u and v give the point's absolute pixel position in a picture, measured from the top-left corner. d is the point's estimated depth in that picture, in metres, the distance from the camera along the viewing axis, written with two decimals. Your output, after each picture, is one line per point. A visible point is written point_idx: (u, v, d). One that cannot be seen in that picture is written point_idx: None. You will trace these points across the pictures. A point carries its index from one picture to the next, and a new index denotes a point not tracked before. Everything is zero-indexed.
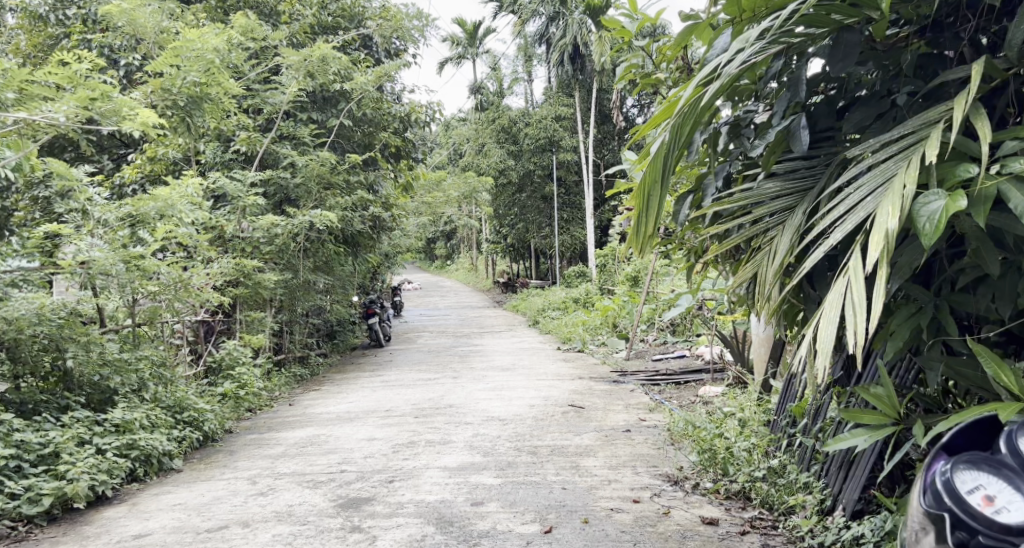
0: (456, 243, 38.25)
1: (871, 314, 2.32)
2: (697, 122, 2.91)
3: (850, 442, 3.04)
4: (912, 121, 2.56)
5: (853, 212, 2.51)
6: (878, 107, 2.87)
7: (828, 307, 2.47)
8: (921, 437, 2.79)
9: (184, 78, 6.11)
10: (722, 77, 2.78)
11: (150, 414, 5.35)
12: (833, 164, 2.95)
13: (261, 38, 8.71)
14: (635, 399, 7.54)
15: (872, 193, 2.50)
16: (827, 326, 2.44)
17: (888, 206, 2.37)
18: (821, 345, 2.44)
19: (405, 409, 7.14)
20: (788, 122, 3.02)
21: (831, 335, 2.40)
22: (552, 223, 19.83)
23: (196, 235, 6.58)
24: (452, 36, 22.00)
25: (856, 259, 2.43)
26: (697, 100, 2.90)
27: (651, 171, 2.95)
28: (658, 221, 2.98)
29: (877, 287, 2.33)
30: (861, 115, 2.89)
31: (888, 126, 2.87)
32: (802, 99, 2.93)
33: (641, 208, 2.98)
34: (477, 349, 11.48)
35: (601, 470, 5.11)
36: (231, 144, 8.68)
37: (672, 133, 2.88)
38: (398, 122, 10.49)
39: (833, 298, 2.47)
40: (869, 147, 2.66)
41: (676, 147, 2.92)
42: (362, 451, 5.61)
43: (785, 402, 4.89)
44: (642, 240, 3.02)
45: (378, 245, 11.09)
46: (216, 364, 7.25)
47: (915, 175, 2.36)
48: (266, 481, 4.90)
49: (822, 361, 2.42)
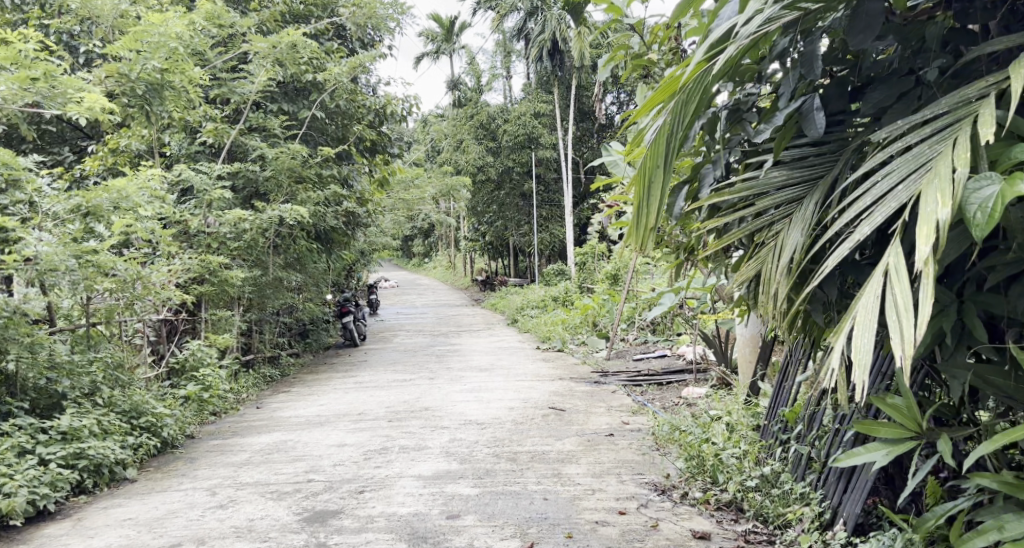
0: (434, 241, 37.90)
1: (919, 318, 2.06)
2: (703, 97, 2.66)
3: (866, 458, 2.78)
4: (946, 99, 2.31)
5: (882, 203, 2.24)
6: (900, 86, 2.61)
7: (863, 311, 2.20)
8: (948, 453, 2.57)
9: (144, 64, 5.60)
10: (733, 45, 2.53)
11: (102, 420, 4.99)
12: (848, 152, 2.69)
13: (229, 24, 8.33)
14: (617, 401, 7.27)
15: (903, 181, 2.24)
16: (863, 333, 2.17)
17: (933, 193, 2.11)
18: (857, 356, 2.17)
19: (378, 413, 6.83)
20: (798, 104, 2.76)
21: (868, 345, 2.14)
22: (530, 220, 19.52)
23: (158, 228, 6.22)
24: (429, 32, 21.63)
25: (896, 255, 2.17)
26: (703, 73, 2.64)
27: (653, 156, 2.72)
28: (660, 211, 2.77)
29: (926, 287, 2.07)
30: (881, 95, 2.63)
31: (913, 105, 2.59)
32: (816, 78, 2.66)
33: (641, 197, 2.76)
34: (454, 349, 11.16)
35: (585, 478, 4.83)
36: (197, 136, 8.35)
37: (678, 111, 2.64)
38: (373, 114, 10.14)
39: (867, 301, 2.21)
40: (896, 131, 2.41)
41: (680, 127, 2.67)
42: (331, 459, 5.29)
43: (776, 407, 4.63)
44: (643, 232, 2.81)
45: (352, 242, 10.74)
46: (179, 365, 6.90)
47: (964, 157, 2.11)
48: (226, 492, 4.58)
49: (858, 374, 2.15)
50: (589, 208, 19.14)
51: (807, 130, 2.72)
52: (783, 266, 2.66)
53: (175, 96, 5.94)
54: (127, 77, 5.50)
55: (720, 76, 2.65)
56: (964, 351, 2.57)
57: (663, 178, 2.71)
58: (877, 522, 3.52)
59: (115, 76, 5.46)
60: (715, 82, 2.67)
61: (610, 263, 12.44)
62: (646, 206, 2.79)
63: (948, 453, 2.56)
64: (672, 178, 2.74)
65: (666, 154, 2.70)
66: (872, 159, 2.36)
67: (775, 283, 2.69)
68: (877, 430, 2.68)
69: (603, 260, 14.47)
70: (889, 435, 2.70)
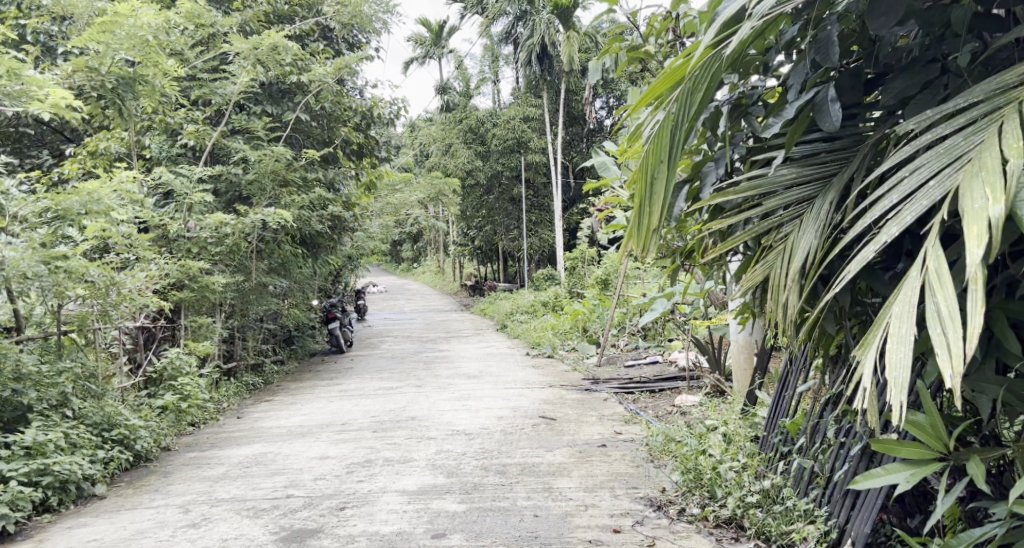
0: (423, 247, 37.65)
1: (967, 330, 1.91)
2: (712, 84, 2.48)
3: (887, 480, 2.62)
4: (981, 86, 2.14)
5: (912, 201, 2.08)
6: (924, 74, 2.45)
7: (896, 321, 2.04)
8: (980, 474, 2.44)
9: (115, 57, 5.33)
10: (746, 25, 2.34)
11: (70, 434, 4.76)
12: (867, 144, 2.52)
13: (209, 23, 8.09)
14: (609, 409, 7.08)
15: (936, 177, 2.08)
16: (898, 348, 2.00)
17: (980, 186, 1.95)
18: (892, 373, 2.00)
19: (363, 423, 6.62)
20: (812, 95, 2.58)
21: (904, 361, 1.97)
22: (519, 225, 19.33)
23: (135, 232, 5.98)
24: (417, 36, 21.39)
25: (937, 259, 2.01)
26: (712, 57, 2.45)
27: (654, 149, 2.56)
28: (663, 212, 2.62)
29: (973, 295, 1.91)
30: (903, 84, 2.48)
31: (938, 94, 2.43)
32: (833, 65, 2.48)
33: (643, 195, 2.60)
34: (443, 355, 10.94)
35: (577, 493, 4.62)
36: (178, 138, 8.11)
37: (683, 100, 2.46)
38: (359, 116, 9.92)
39: (900, 312, 2.04)
40: (922, 121, 2.26)
41: (686, 118, 2.49)
42: (313, 473, 5.07)
43: (776, 417, 4.44)
44: (644, 234, 2.67)
45: (337, 247, 10.51)
46: (156, 375, 6.64)
47: (1015, 146, 1.94)
48: (200, 509, 4.36)
49: (895, 394, 1.99)
50: (578, 212, 18.97)
51: (820, 121, 2.53)
52: (795, 270, 2.48)
53: (149, 91, 5.69)
54: (97, 71, 5.26)
55: (728, 62, 2.47)
56: (992, 364, 2.43)
57: (666, 175, 2.56)
58: (886, 541, 3.33)
59: (84, 70, 5.20)
60: (725, 68, 2.48)
61: (600, 268, 12.24)
62: (648, 205, 2.64)
63: (980, 476, 2.44)
64: (675, 176, 2.59)
65: (670, 148, 2.53)
66: (896, 154, 2.20)
67: (786, 291, 2.53)
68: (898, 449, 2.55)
69: (593, 264, 14.27)
70: (910, 456, 2.57)
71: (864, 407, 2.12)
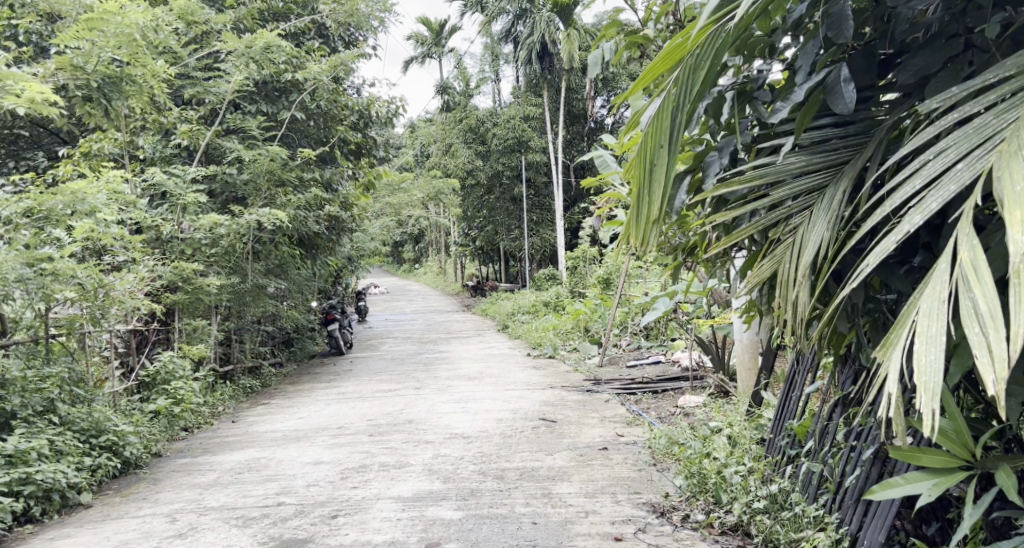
0: (425, 247, 37.58)
1: (1010, 328, 1.77)
2: (713, 65, 2.38)
3: (911, 490, 2.50)
4: (1010, 60, 2.01)
5: (939, 185, 1.95)
6: (947, 50, 2.31)
7: (924, 319, 1.90)
8: (1011, 485, 2.33)
9: (101, 55, 5.17)
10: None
11: (55, 441, 4.64)
12: (885, 127, 2.39)
13: (202, 21, 7.95)
14: (611, 410, 6.94)
15: (964, 159, 1.95)
16: (929, 349, 1.85)
17: (1020, 166, 1.81)
18: (921, 377, 1.85)
19: (360, 426, 6.48)
20: (823, 76, 2.45)
21: (936, 363, 1.83)
22: (521, 225, 19.17)
23: (126, 233, 5.84)
24: (417, 35, 21.22)
25: (973, 250, 1.87)
26: (714, 32, 2.34)
27: (654, 133, 2.43)
28: (663, 202, 2.47)
29: (1016, 289, 1.77)
30: (922, 61, 2.34)
31: (960, 72, 2.29)
32: (846, 40, 2.34)
33: (642, 182, 2.47)
34: (444, 356, 10.80)
35: (577, 498, 4.48)
36: (171, 138, 7.97)
37: (682, 79, 2.35)
38: (356, 115, 9.79)
39: (930, 308, 1.90)
40: (948, 100, 2.12)
41: (688, 98, 2.38)
42: (306, 478, 4.94)
43: (782, 420, 4.31)
44: (643, 226, 2.51)
45: (336, 248, 10.38)
46: (149, 379, 6.47)
47: None
48: (187, 518, 4.25)
49: (926, 400, 1.84)
50: (579, 211, 18.81)
51: (834, 103, 2.40)
52: (806, 264, 2.35)
53: (137, 90, 5.56)
54: (82, 69, 5.09)
55: (732, 40, 2.36)
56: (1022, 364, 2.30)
57: (667, 160, 2.41)
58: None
59: (68, 69, 5.04)
60: (729, 46, 2.38)
61: (602, 267, 12.09)
62: (647, 195, 2.49)
63: (1011, 487, 2.34)
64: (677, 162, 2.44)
65: (670, 132, 2.41)
66: (919, 136, 2.07)
67: (797, 286, 2.40)
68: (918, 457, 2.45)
69: (594, 264, 14.12)
70: (934, 464, 2.44)
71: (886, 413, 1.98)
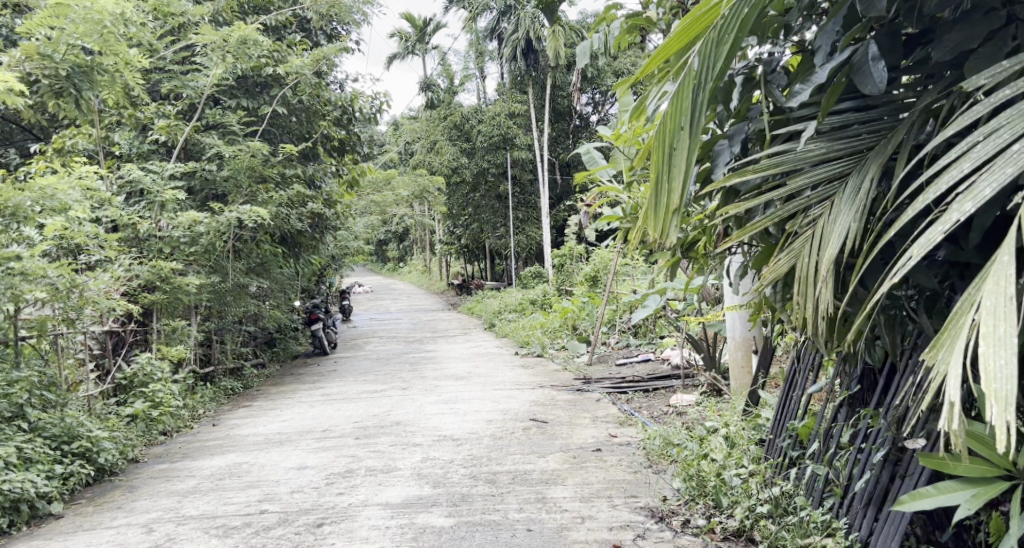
0: (409, 246, 37.32)
1: None
2: (739, 37, 2.23)
3: (951, 500, 2.45)
4: None
5: (992, 168, 1.81)
6: (987, 24, 2.16)
7: (990, 318, 1.73)
8: None
9: (71, 43, 4.95)
10: None
11: (25, 449, 4.43)
12: (916, 110, 2.27)
13: (179, 13, 7.70)
14: (602, 410, 6.78)
15: (1018, 139, 1.82)
16: (999, 354, 1.69)
17: None
18: (991, 384, 1.69)
19: (346, 429, 6.28)
20: (851, 54, 2.34)
21: (1007, 369, 1.68)
22: (506, 222, 18.97)
23: (101, 230, 5.62)
24: (400, 32, 20.97)
25: None
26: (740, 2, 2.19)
27: (674, 113, 2.31)
28: (684, 188, 2.35)
29: None
30: (960, 36, 2.19)
31: (1002, 46, 2.14)
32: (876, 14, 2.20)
33: (662, 167, 2.35)
34: (430, 356, 10.61)
35: (572, 503, 4.31)
36: (148, 133, 7.73)
37: (705, 54, 2.22)
38: (339, 110, 9.57)
39: (995, 305, 1.74)
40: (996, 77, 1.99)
41: (711, 75, 2.24)
42: (290, 484, 4.74)
43: (783, 420, 4.15)
44: (663, 215, 2.39)
45: (320, 246, 10.17)
46: (126, 382, 6.25)
47: None
48: (164, 529, 4.05)
49: (999, 409, 1.68)
50: (565, 208, 18.64)
51: (863, 84, 2.30)
52: (830, 258, 2.25)
53: (109, 81, 5.33)
54: (50, 58, 4.89)
55: (759, 8, 2.21)
56: None
57: (688, 143, 2.30)
58: None
59: (35, 57, 4.83)
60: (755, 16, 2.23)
61: (589, 265, 11.93)
62: (666, 179, 2.38)
63: None
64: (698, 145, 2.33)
65: (692, 111, 2.29)
66: (965, 116, 1.94)
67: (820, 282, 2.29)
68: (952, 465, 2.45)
69: (580, 261, 13.95)
70: (970, 474, 2.40)
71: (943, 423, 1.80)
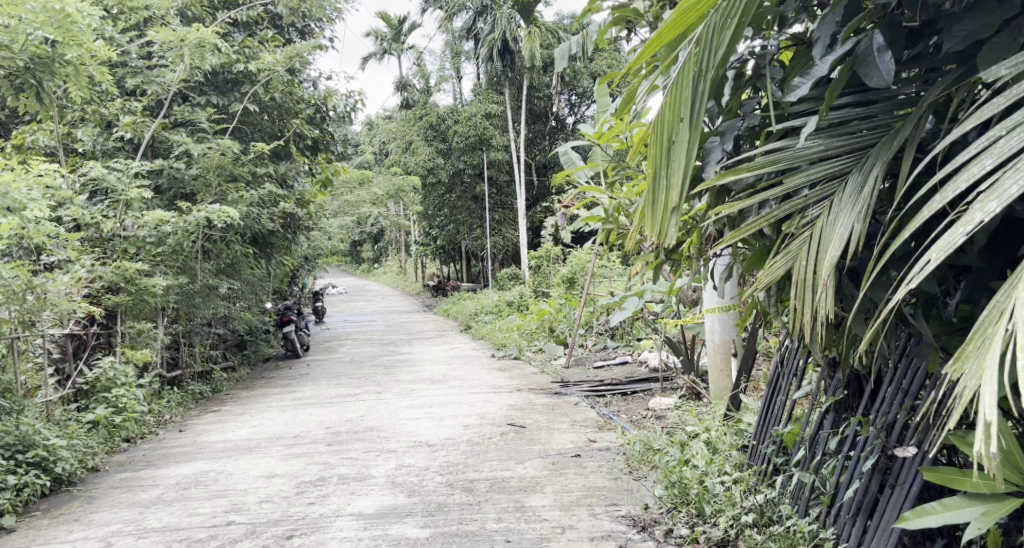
0: (385, 246, 37.03)
1: None
2: (742, 21, 2.10)
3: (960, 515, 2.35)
4: None
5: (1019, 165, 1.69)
6: (1001, 13, 2.04)
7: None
8: None
9: (31, 34, 4.74)
10: None
11: None
12: (921, 106, 2.16)
13: (144, 6, 7.46)
14: (580, 414, 6.64)
15: None
16: None
17: None
18: None
19: (317, 434, 6.10)
20: (853, 45, 2.22)
21: None
22: (483, 223, 18.79)
23: (63, 230, 5.40)
24: (375, 31, 20.72)
25: None
26: None
27: (672, 102, 2.17)
28: (683, 185, 2.22)
29: None
30: (972, 26, 2.07)
31: (1017, 33, 2.02)
32: None
33: (659, 160, 2.22)
34: (405, 358, 10.42)
35: (551, 512, 4.16)
36: (114, 130, 7.48)
37: (705, 38, 2.09)
38: (312, 108, 9.38)
39: None
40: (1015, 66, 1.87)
41: (713, 61, 2.11)
42: (258, 494, 4.56)
43: (767, 426, 4.03)
44: (661, 214, 2.25)
45: (292, 247, 9.95)
46: (88, 387, 6.02)
47: None
48: (123, 543, 3.86)
49: None
50: (542, 210, 18.52)
51: (867, 76, 2.18)
52: (829, 261, 2.15)
53: (72, 72, 5.11)
54: (8, 48, 4.68)
55: None
56: None
57: (688, 134, 2.16)
58: None
59: None
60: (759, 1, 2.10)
61: (566, 265, 11.78)
62: (664, 174, 2.25)
63: None
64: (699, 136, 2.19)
65: (692, 101, 2.15)
66: (984, 109, 1.81)
67: (819, 285, 2.19)
68: (959, 481, 2.37)
69: (557, 263, 13.82)
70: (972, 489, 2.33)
71: (978, 445, 1.67)
